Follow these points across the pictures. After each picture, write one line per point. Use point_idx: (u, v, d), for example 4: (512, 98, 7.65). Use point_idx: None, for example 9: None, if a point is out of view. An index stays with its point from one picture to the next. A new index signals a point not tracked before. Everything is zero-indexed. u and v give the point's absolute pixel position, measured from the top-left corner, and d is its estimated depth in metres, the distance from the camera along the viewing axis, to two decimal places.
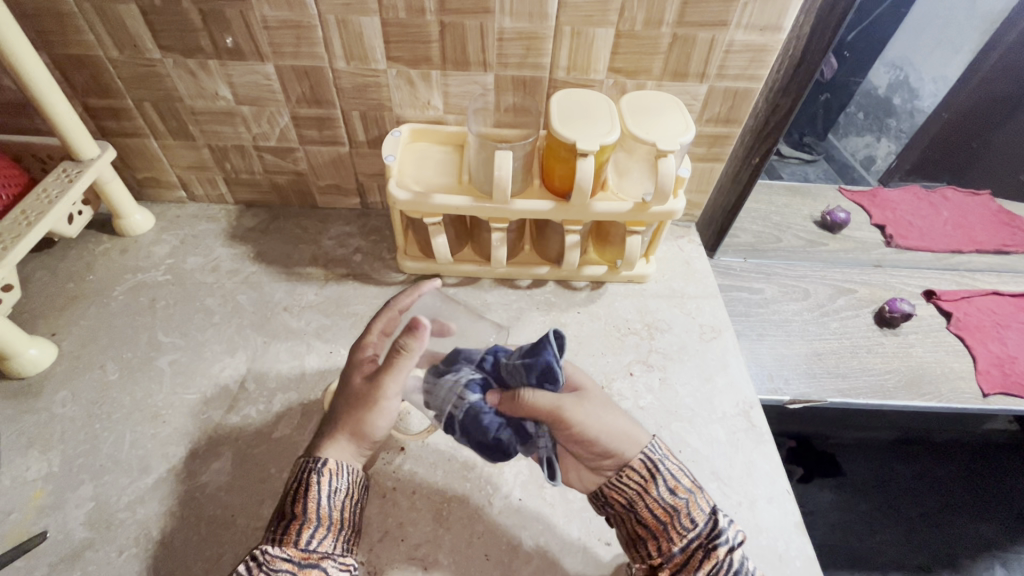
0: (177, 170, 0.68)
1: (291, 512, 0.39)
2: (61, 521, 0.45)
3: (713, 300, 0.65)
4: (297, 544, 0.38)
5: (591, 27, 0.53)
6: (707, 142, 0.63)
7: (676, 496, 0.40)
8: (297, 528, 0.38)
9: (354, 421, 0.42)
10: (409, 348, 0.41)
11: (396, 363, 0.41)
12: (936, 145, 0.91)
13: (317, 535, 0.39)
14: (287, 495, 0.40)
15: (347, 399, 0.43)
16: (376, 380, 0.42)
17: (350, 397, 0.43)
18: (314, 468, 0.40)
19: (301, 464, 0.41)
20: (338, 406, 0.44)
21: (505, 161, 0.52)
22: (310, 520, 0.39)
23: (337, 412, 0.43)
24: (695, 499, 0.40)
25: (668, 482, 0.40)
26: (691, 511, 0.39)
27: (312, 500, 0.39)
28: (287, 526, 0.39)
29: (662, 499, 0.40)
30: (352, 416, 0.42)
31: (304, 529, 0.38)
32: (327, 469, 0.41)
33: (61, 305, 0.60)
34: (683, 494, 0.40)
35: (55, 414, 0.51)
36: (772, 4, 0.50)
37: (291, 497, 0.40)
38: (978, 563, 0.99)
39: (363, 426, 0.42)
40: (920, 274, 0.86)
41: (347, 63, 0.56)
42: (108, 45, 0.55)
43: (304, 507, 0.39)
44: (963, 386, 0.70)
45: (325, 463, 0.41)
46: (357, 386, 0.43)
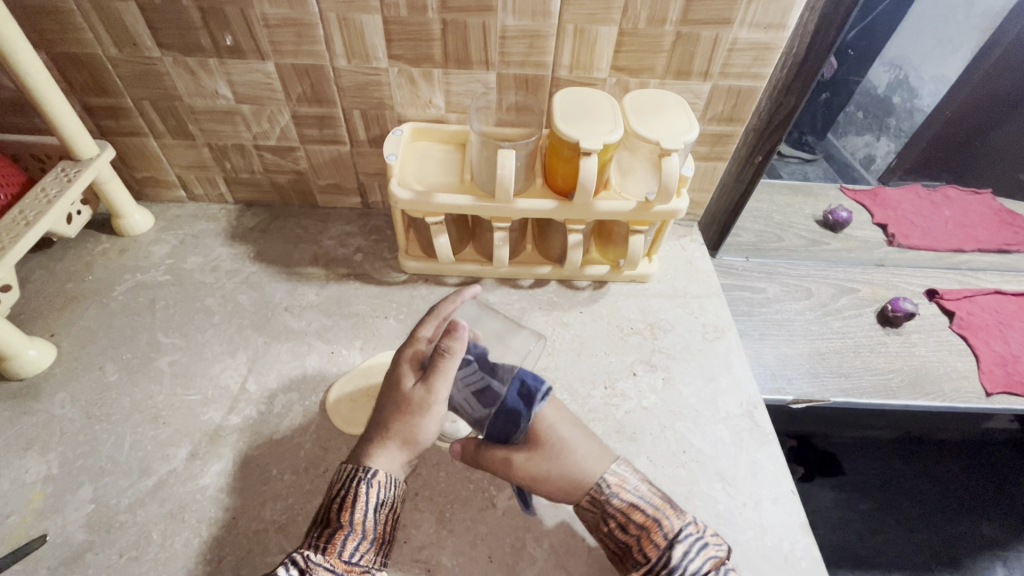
0: (176, 169, 0.67)
1: (337, 520, 0.39)
2: (61, 524, 0.45)
3: (715, 300, 0.65)
4: (340, 556, 0.37)
5: (594, 25, 0.52)
6: (710, 141, 0.62)
7: (627, 530, 0.42)
8: (340, 538, 0.38)
9: (404, 427, 0.42)
10: (453, 350, 0.41)
11: (441, 366, 0.42)
12: (937, 143, 0.92)
13: (359, 547, 0.38)
14: (332, 502, 0.40)
15: (391, 405, 0.43)
16: (425, 384, 0.43)
17: (398, 403, 0.43)
18: (364, 479, 0.40)
19: (349, 471, 0.41)
20: (382, 412, 0.44)
21: (508, 159, 0.52)
22: (355, 532, 0.39)
23: (381, 419, 0.44)
24: (646, 533, 0.41)
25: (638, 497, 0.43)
26: (657, 530, 0.41)
27: (359, 511, 0.39)
28: (330, 535, 0.38)
29: (615, 532, 0.42)
30: (400, 422, 0.43)
31: (348, 540, 0.38)
32: (377, 481, 0.40)
33: (60, 306, 0.60)
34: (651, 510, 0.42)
35: (54, 415, 0.51)
36: (776, 1, 0.50)
37: (336, 506, 0.40)
38: (980, 562, 0.99)
39: (413, 432, 0.43)
40: (922, 273, 0.85)
41: (348, 61, 0.56)
42: (107, 43, 0.54)
43: (350, 518, 0.39)
44: (966, 385, 0.69)
45: (376, 474, 0.40)
46: (403, 392, 0.43)
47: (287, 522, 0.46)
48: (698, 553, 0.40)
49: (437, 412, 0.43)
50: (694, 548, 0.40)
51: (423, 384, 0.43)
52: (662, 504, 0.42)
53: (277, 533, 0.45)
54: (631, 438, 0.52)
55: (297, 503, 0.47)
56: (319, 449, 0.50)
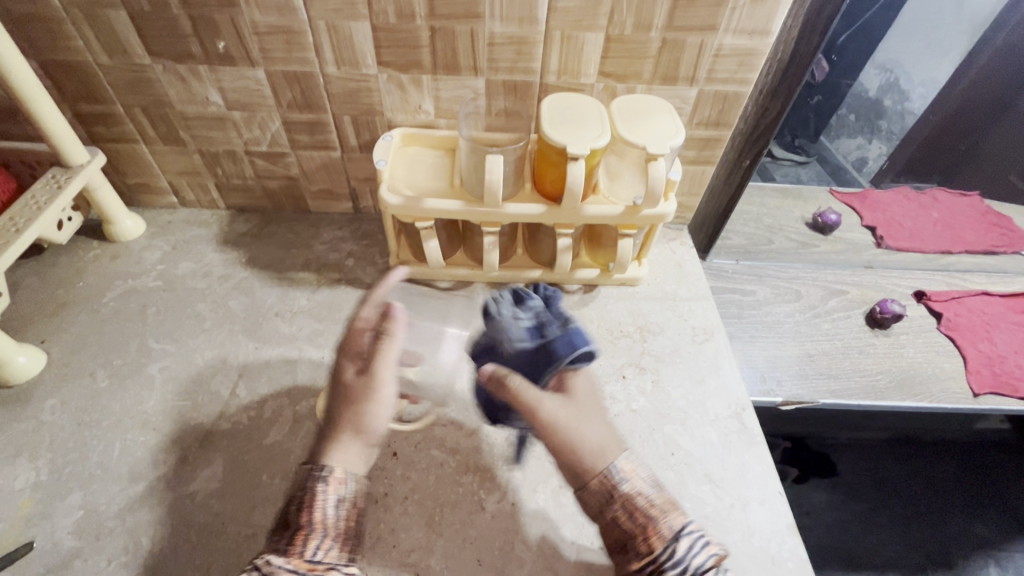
0: (168, 175, 0.68)
1: (296, 522, 0.37)
2: (49, 531, 0.45)
3: (704, 302, 0.65)
4: (303, 556, 0.36)
5: (581, 31, 0.53)
6: (698, 145, 0.63)
7: (634, 516, 0.38)
8: (302, 538, 0.36)
9: (355, 415, 0.41)
10: (391, 330, 0.43)
11: (380, 349, 0.43)
12: (924, 147, 0.94)
13: (322, 545, 0.37)
14: (290, 505, 0.38)
15: (340, 400, 0.43)
16: (365, 371, 0.43)
17: (342, 396, 0.43)
18: (319, 476, 0.39)
19: (306, 473, 0.40)
20: (329, 409, 0.43)
21: (496, 165, 0.52)
22: (316, 530, 0.37)
23: (332, 414, 0.43)
24: (656, 522, 0.38)
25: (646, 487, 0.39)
26: (662, 521, 0.38)
27: (318, 509, 0.38)
28: (291, 536, 0.37)
29: (620, 517, 0.38)
30: (348, 412, 0.42)
31: (310, 539, 0.36)
32: (333, 478, 0.39)
33: (51, 312, 0.60)
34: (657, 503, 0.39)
35: (43, 422, 0.51)
36: (760, 8, 0.51)
37: (296, 507, 0.38)
38: (972, 562, 1.00)
39: (364, 421, 0.41)
40: (911, 274, 0.85)
41: (338, 68, 0.56)
42: (97, 50, 0.54)
43: (310, 517, 0.37)
44: (953, 386, 0.70)
45: (331, 471, 0.39)
46: (345, 386, 0.43)
47: (276, 527, 0.46)
48: (701, 549, 0.37)
49: (384, 395, 0.42)
50: (697, 546, 0.37)
51: (364, 370, 0.43)
52: (665, 501, 0.39)
53: (266, 537, 0.45)
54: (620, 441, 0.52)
55: (286, 508, 0.47)
56: (309, 454, 0.50)
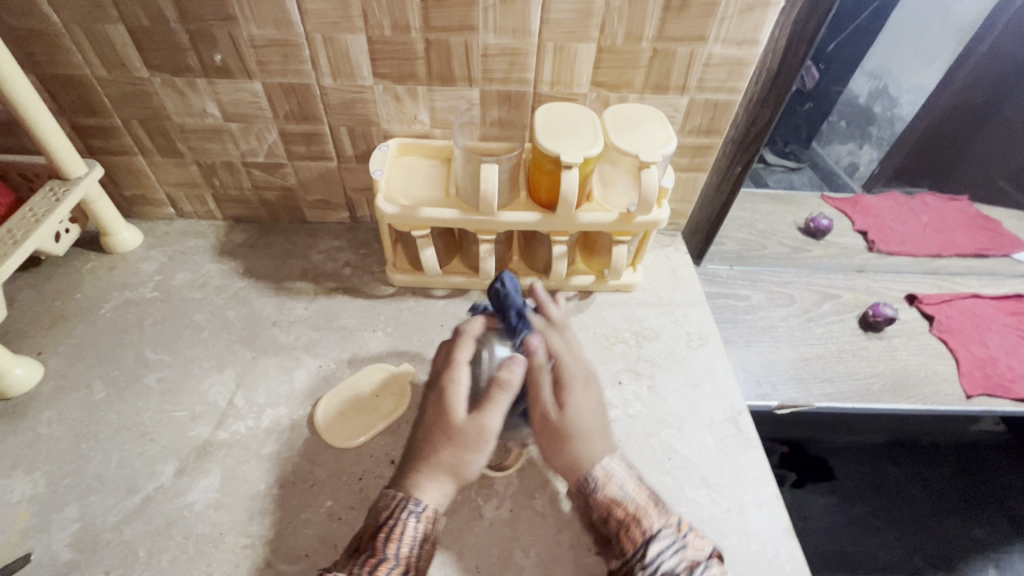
0: (166, 187, 0.68)
1: (378, 549, 0.39)
2: (46, 544, 0.45)
3: (700, 307, 0.66)
4: None
5: (573, 43, 0.54)
6: (690, 153, 0.64)
7: (636, 498, 0.43)
8: (378, 566, 0.38)
9: (451, 458, 0.42)
10: None
11: (493, 398, 0.42)
12: (914, 152, 0.95)
13: None
14: (377, 530, 0.40)
15: (437, 433, 0.43)
16: (477, 415, 0.42)
17: (445, 433, 0.43)
18: (411, 509, 0.41)
19: (398, 500, 0.42)
20: (427, 440, 0.43)
21: (491, 174, 0.53)
22: (397, 565, 0.39)
23: (428, 441, 0.43)
24: (644, 512, 0.42)
25: (634, 486, 0.43)
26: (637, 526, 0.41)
27: (404, 544, 0.40)
28: (372, 564, 0.38)
29: (620, 501, 0.42)
30: (451, 455, 0.42)
31: (387, 572, 0.38)
32: (425, 515, 0.41)
33: (48, 324, 0.60)
34: (643, 503, 0.42)
35: (40, 434, 0.51)
36: (748, 19, 0.52)
37: (379, 533, 0.40)
38: (971, 564, 1.00)
39: (464, 467, 0.42)
40: (903, 278, 0.86)
41: (334, 80, 0.57)
42: (96, 64, 0.55)
43: (394, 549, 0.39)
44: (946, 388, 0.71)
45: (423, 506, 0.41)
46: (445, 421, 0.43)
47: (274, 537, 0.46)
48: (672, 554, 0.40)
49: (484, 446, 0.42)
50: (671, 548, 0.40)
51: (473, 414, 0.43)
52: (646, 503, 0.42)
53: (264, 548, 0.45)
54: (616, 446, 0.53)
55: (284, 517, 0.47)
56: (307, 463, 0.50)
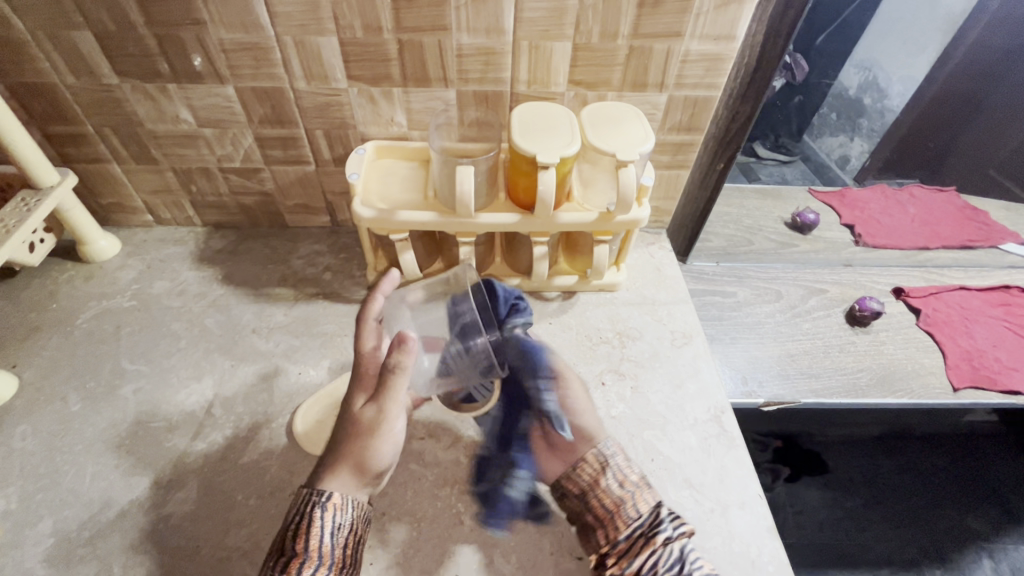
0: (142, 194, 0.67)
1: (291, 549, 0.38)
2: (18, 560, 0.44)
3: (684, 305, 0.65)
4: None
5: (548, 41, 0.53)
6: (671, 150, 0.63)
7: (623, 488, 0.45)
8: (297, 564, 0.38)
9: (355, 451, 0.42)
10: (403, 366, 0.40)
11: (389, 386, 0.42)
12: (905, 144, 0.96)
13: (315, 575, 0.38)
14: (287, 530, 0.40)
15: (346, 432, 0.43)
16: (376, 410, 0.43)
17: (350, 425, 0.43)
18: (318, 502, 0.40)
19: (304, 496, 0.41)
20: (338, 437, 0.43)
21: (467, 175, 0.52)
22: (311, 559, 0.38)
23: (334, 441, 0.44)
24: (640, 492, 0.44)
25: (619, 473, 0.46)
26: (642, 495, 0.44)
27: (314, 537, 0.39)
28: (285, 563, 0.38)
29: (608, 489, 0.45)
30: (352, 447, 0.42)
31: (303, 569, 0.37)
32: (332, 503, 0.41)
33: (22, 335, 0.59)
34: (637, 482, 0.45)
35: (13, 448, 0.50)
36: (724, 14, 0.51)
37: (291, 533, 0.39)
38: (965, 556, 1.00)
39: (368, 460, 0.42)
40: (890, 272, 0.85)
41: (307, 83, 0.56)
42: (64, 71, 0.54)
43: (306, 544, 0.39)
44: (933, 381, 0.70)
45: (329, 495, 0.41)
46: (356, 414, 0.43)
47: (251, 548, 0.45)
48: (674, 523, 0.42)
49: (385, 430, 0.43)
50: (675, 515, 0.43)
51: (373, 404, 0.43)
52: (641, 482, 0.45)
53: (240, 559, 0.45)
54: None
55: (261, 528, 0.46)
56: (286, 472, 0.49)
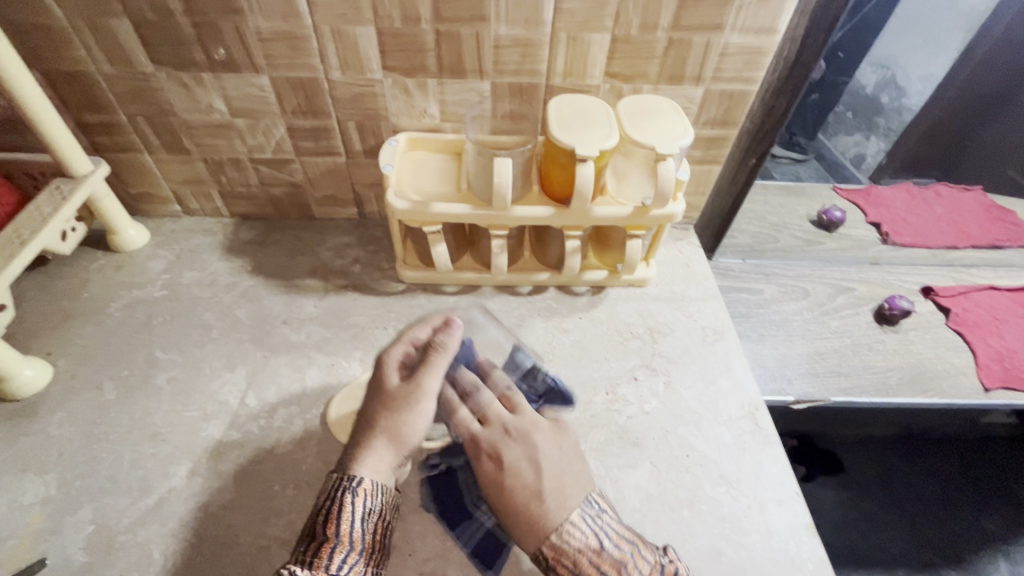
0: (172, 184, 0.67)
1: (323, 533, 0.40)
2: (60, 546, 0.44)
3: (714, 302, 0.65)
4: (328, 569, 0.38)
5: (586, 33, 0.53)
6: (704, 145, 0.63)
7: (620, 549, 0.40)
8: (327, 551, 0.39)
9: (390, 424, 0.44)
10: (445, 345, 0.46)
11: (430, 362, 0.46)
12: (927, 141, 0.94)
13: (347, 559, 0.39)
14: (318, 515, 0.41)
15: (381, 400, 0.46)
16: (409, 382, 0.45)
17: (383, 399, 0.45)
18: (349, 488, 0.41)
19: (335, 482, 0.42)
20: (370, 413, 0.45)
21: (505, 168, 0.52)
22: (341, 544, 0.39)
23: (374, 414, 0.45)
24: (633, 558, 0.40)
25: (591, 559, 0.39)
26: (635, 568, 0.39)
27: (345, 522, 0.40)
28: (316, 548, 0.39)
29: (608, 554, 0.39)
30: (387, 419, 0.44)
31: (335, 552, 0.39)
32: (363, 488, 0.42)
33: (56, 323, 0.59)
34: (614, 562, 0.39)
35: (51, 435, 0.50)
36: (766, 6, 0.51)
37: (322, 519, 0.41)
38: (983, 558, 0.99)
39: (401, 431, 0.44)
40: (917, 271, 0.85)
41: (343, 73, 0.56)
42: (100, 60, 0.54)
43: (337, 529, 0.40)
44: (964, 381, 0.70)
45: (361, 481, 0.42)
46: (388, 391, 0.46)
47: (289, 538, 0.45)
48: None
49: (426, 408, 0.45)
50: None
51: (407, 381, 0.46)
52: (622, 559, 0.39)
53: (280, 548, 0.45)
54: (634, 444, 0.52)
55: (300, 518, 0.46)
56: (321, 463, 0.50)
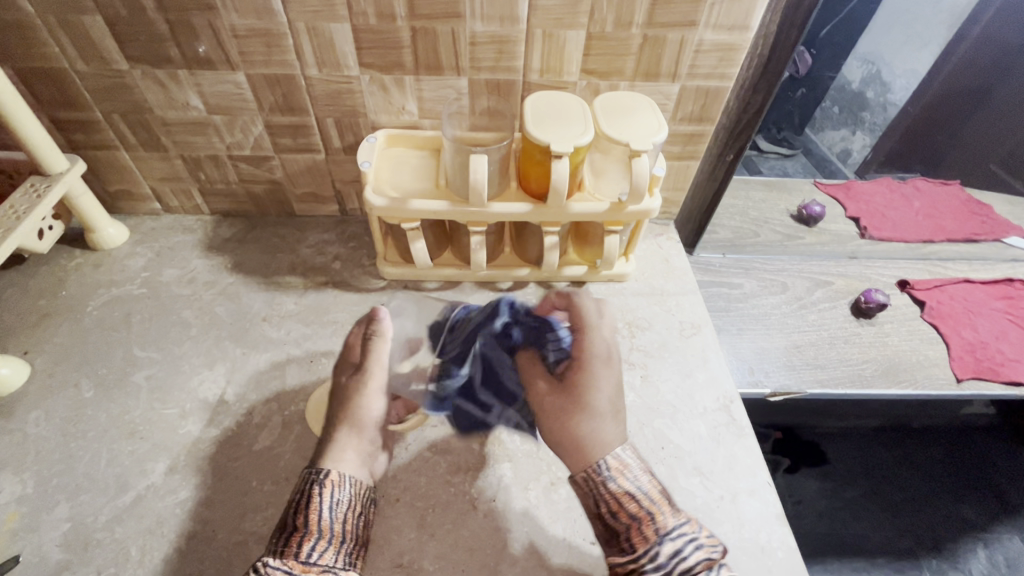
0: (150, 181, 0.67)
1: (294, 524, 0.39)
2: (36, 544, 0.44)
3: (692, 296, 0.66)
4: (298, 557, 0.37)
5: (562, 29, 0.53)
6: (682, 141, 0.63)
7: (653, 496, 0.40)
8: (299, 539, 0.38)
9: (347, 414, 0.47)
10: (380, 332, 0.49)
11: (372, 350, 0.48)
12: (906, 137, 0.95)
13: (317, 548, 0.38)
14: (289, 509, 0.41)
15: (338, 398, 0.48)
16: (357, 374, 0.48)
17: (339, 398, 0.48)
18: (315, 480, 0.42)
19: (304, 476, 0.43)
20: (330, 413, 0.48)
21: (481, 164, 0.52)
22: (312, 532, 0.39)
23: (333, 413, 0.47)
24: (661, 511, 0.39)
25: (638, 488, 0.40)
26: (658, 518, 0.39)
27: (314, 512, 0.40)
28: (288, 538, 0.39)
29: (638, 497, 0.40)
30: (344, 411, 0.47)
31: (305, 540, 0.38)
32: (329, 480, 0.42)
33: (33, 322, 0.59)
34: (653, 501, 0.40)
35: (28, 434, 0.50)
36: (739, 3, 0.51)
37: (293, 510, 0.40)
38: (961, 545, 1.01)
39: (358, 418, 0.46)
40: (894, 264, 0.86)
41: (319, 70, 0.56)
42: (73, 57, 0.54)
43: (306, 519, 0.40)
44: (937, 372, 0.71)
45: (327, 474, 0.42)
46: (345, 388, 0.48)
47: (267, 533, 0.46)
48: (689, 550, 0.37)
49: (374, 391, 0.48)
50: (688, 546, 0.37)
51: (356, 373, 0.48)
52: (661, 499, 0.40)
53: (257, 543, 0.45)
54: None
55: (277, 513, 0.47)
56: (300, 458, 0.50)
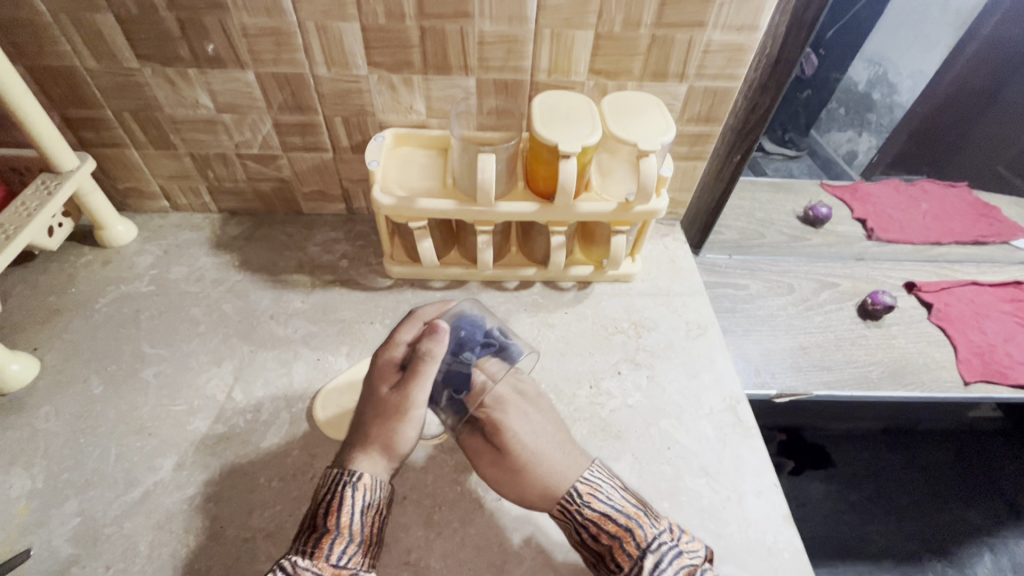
0: (159, 179, 0.67)
1: (323, 525, 0.39)
2: (46, 538, 0.45)
3: (699, 297, 0.66)
4: (328, 560, 0.38)
5: (570, 29, 0.53)
6: (689, 141, 0.63)
7: (627, 505, 0.41)
8: (329, 542, 0.38)
9: (384, 430, 0.44)
10: (433, 353, 0.44)
11: (419, 370, 0.44)
12: (915, 139, 0.95)
13: (347, 551, 0.39)
14: (318, 508, 0.40)
15: (374, 405, 0.45)
16: (400, 389, 0.44)
17: (376, 406, 0.45)
18: (349, 482, 0.41)
19: (333, 476, 0.42)
20: (364, 418, 0.45)
21: (488, 164, 0.52)
22: (342, 535, 0.39)
23: (366, 419, 0.45)
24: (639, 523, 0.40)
25: (607, 509, 0.41)
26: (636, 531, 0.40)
27: (345, 514, 0.40)
28: (317, 539, 0.39)
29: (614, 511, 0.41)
30: (380, 425, 0.44)
31: (335, 543, 0.38)
32: (361, 484, 0.41)
33: (43, 319, 0.60)
34: (628, 514, 0.41)
35: (38, 429, 0.51)
36: (748, 3, 0.51)
37: (322, 510, 0.40)
38: (967, 549, 1.01)
39: (394, 435, 0.43)
40: (901, 266, 0.86)
41: (328, 69, 0.56)
42: (85, 55, 0.54)
43: (337, 522, 0.39)
44: (944, 375, 0.71)
45: (359, 478, 0.41)
46: (383, 397, 0.45)
47: (274, 529, 0.46)
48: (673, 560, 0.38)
49: (417, 414, 0.44)
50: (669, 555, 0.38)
51: (400, 387, 0.45)
52: (637, 512, 0.41)
53: (265, 539, 0.45)
54: (616, 436, 0.53)
55: (285, 509, 0.47)
56: (307, 456, 0.50)
